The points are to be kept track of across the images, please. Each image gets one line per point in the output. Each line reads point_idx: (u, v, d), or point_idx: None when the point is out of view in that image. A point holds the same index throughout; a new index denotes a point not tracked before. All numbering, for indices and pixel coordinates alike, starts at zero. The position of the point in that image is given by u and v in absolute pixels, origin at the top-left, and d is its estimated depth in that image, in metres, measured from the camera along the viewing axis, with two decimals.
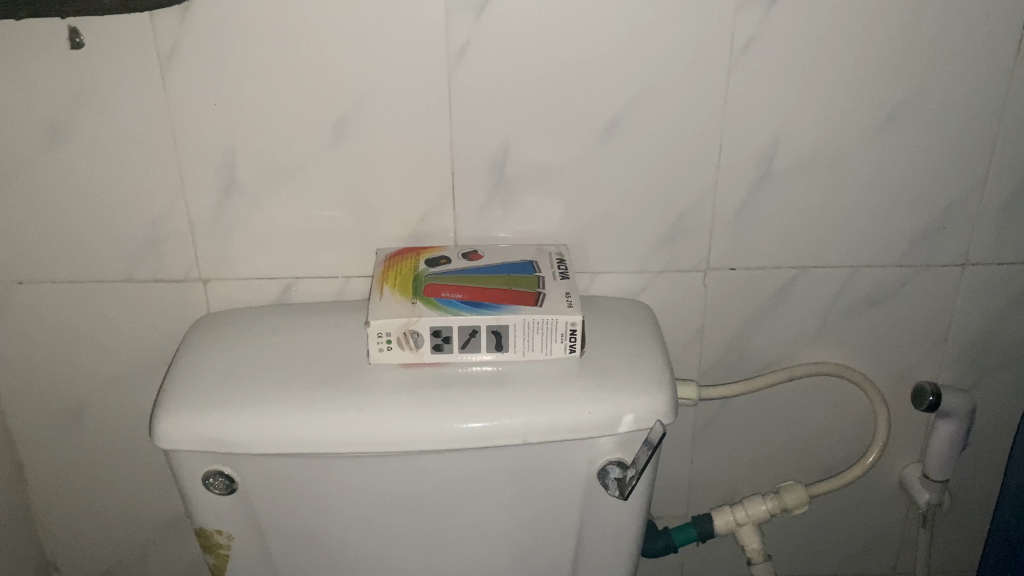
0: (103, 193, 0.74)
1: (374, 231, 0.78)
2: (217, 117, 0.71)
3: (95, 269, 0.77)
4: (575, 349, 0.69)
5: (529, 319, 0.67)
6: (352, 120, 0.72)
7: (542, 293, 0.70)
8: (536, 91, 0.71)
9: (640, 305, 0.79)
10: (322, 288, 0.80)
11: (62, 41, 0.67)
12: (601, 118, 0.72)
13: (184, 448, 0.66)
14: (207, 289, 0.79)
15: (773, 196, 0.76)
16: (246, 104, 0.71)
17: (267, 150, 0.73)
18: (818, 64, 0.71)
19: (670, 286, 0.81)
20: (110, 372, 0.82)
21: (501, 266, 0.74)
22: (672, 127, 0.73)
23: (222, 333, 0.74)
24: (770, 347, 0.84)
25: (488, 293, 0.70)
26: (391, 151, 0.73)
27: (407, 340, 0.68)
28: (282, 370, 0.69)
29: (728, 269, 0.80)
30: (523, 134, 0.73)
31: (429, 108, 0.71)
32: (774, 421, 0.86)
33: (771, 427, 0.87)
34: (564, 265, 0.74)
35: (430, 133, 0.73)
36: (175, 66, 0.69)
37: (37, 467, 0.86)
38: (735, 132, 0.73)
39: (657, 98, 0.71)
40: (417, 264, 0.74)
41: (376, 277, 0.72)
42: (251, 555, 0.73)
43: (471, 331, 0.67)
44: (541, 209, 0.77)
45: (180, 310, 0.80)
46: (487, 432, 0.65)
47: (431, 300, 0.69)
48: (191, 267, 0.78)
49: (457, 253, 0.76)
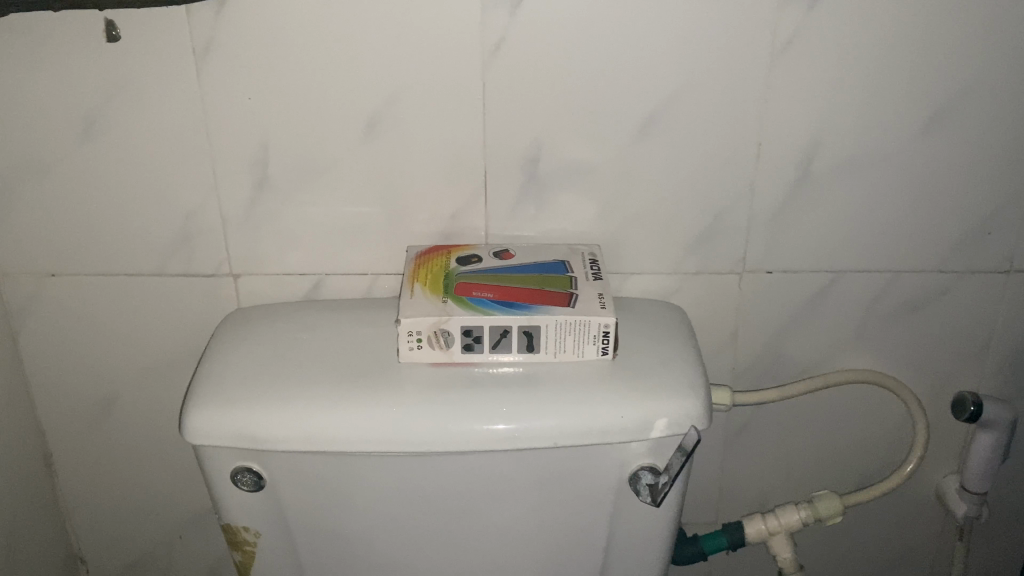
0: (137, 186, 0.74)
1: (406, 228, 0.77)
2: (250, 112, 0.71)
3: (127, 262, 0.77)
4: (607, 352, 0.68)
5: (561, 320, 0.66)
6: (385, 116, 0.71)
7: (575, 293, 0.69)
8: (571, 89, 0.70)
9: (673, 308, 0.77)
10: (351, 285, 0.80)
11: (98, 34, 0.67)
12: (638, 116, 0.71)
13: (213, 443, 0.66)
14: (237, 285, 0.79)
15: (812, 198, 0.75)
16: (279, 100, 0.70)
17: (299, 145, 0.72)
18: (861, 64, 0.69)
19: (705, 289, 0.79)
20: (140, 366, 0.82)
21: (533, 266, 0.73)
22: (710, 128, 0.71)
23: (252, 330, 0.74)
24: (806, 354, 0.82)
25: (520, 293, 0.69)
26: (425, 148, 0.73)
27: (438, 340, 0.67)
28: (311, 368, 0.69)
29: (765, 272, 0.78)
30: (559, 132, 0.72)
31: (463, 105, 0.71)
32: (809, 429, 0.84)
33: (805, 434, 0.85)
34: (597, 266, 0.73)
35: (464, 130, 0.72)
36: (210, 60, 0.69)
37: (67, 459, 0.86)
38: (774, 133, 0.72)
39: (695, 96, 0.70)
40: (448, 262, 0.73)
41: (406, 275, 0.72)
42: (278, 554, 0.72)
43: (502, 331, 0.67)
44: (575, 208, 0.76)
45: (211, 304, 0.80)
46: (518, 434, 0.64)
47: (463, 300, 0.68)
48: (222, 262, 0.77)
49: (489, 252, 0.75)
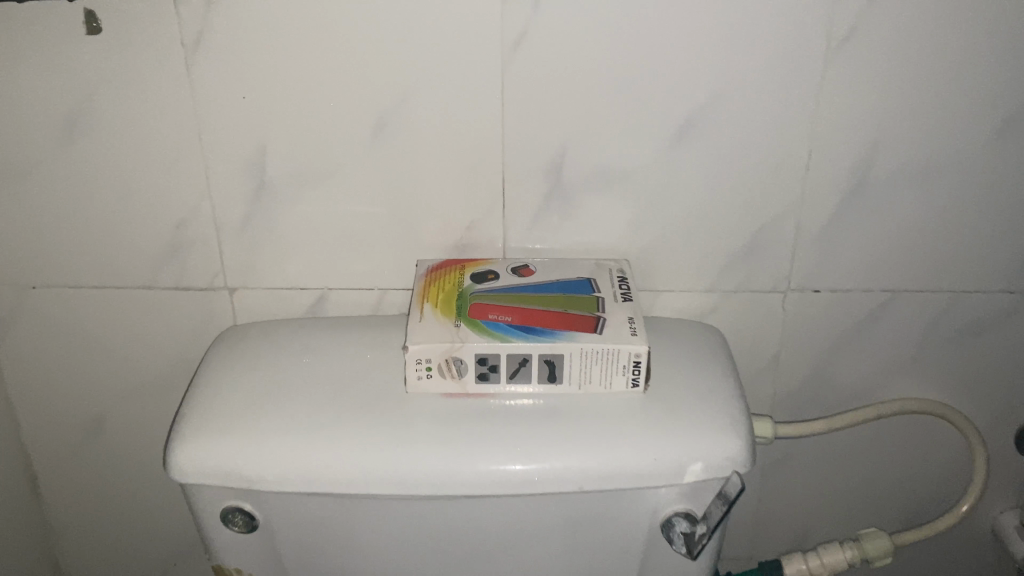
0: (122, 192, 0.68)
1: (416, 240, 0.70)
2: (246, 112, 0.64)
3: (114, 275, 0.71)
4: (638, 384, 0.61)
5: (587, 348, 0.59)
6: (394, 118, 0.64)
7: (602, 317, 0.62)
8: (601, 89, 0.63)
9: (709, 329, 0.70)
10: (356, 300, 0.73)
11: (77, 27, 0.61)
12: (675, 120, 0.64)
13: (202, 482, 0.60)
14: (233, 300, 0.72)
15: (866, 210, 0.67)
16: (277, 99, 0.64)
17: (299, 149, 0.66)
18: (929, 62, 0.61)
19: (745, 309, 0.72)
20: (131, 384, 0.76)
21: (555, 284, 0.66)
22: (754, 133, 0.64)
23: (247, 352, 0.68)
24: (855, 380, 0.74)
25: (541, 316, 0.62)
26: (437, 154, 0.66)
27: (450, 368, 0.60)
28: (311, 398, 0.62)
29: (812, 291, 0.70)
30: (586, 136, 0.65)
31: (479, 107, 0.64)
32: (855, 461, 0.77)
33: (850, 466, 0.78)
34: (626, 284, 0.66)
35: (481, 134, 0.65)
36: (201, 55, 0.62)
37: (54, 482, 0.80)
38: (826, 139, 0.64)
39: (739, 97, 0.62)
40: (461, 279, 0.66)
41: (415, 294, 0.65)
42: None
43: (521, 360, 0.60)
44: (602, 219, 0.69)
45: (205, 321, 0.73)
46: (538, 477, 0.58)
47: (478, 323, 0.61)
48: (217, 275, 0.71)
49: (506, 267, 0.68)
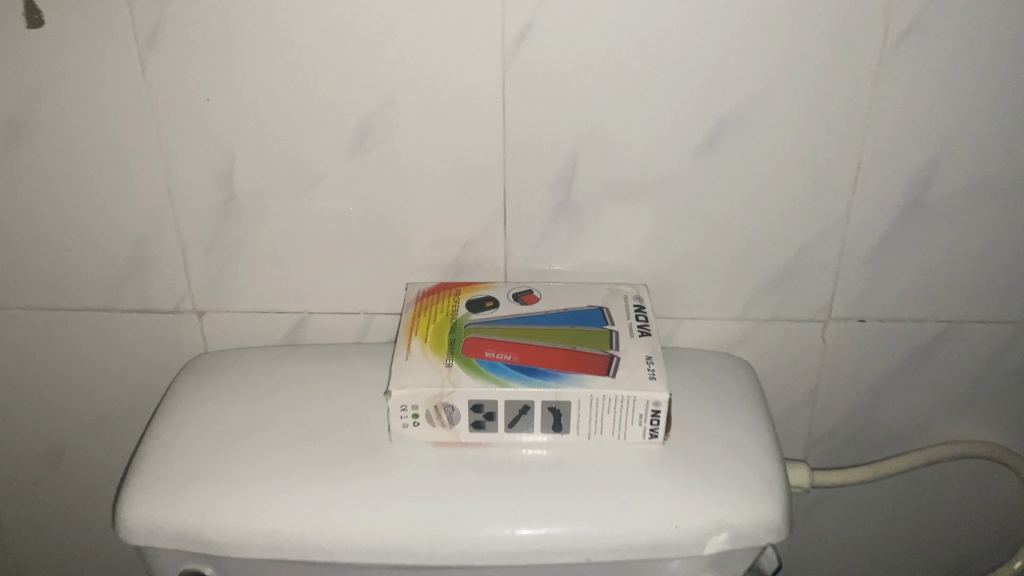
0: (76, 206, 0.60)
1: (407, 260, 0.62)
2: (211, 117, 0.56)
3: (71, 296, 0.64)
4: (656, 435, 0.53)
5: (597, 395, 0.51)
6: (380, 124, 0.56)
7: (616, 356, 0.54)
8: (617, 92, 0.54)
9: (737, 364, 0.62)
10: (341, 326, 0.65)
11: (16, 19, 0.53)
12: (702, 127, 0.55)
13: (156, 543, 0.53)
14: (203, 324, 0.65)
15: (922, 232, 0.58)
16: (246, 103, 0.56)
17: (273, 159, 0.58)
18: (1003, 62, 0.52)
19: (778, 340, 0.63)
20: (94, 413, 0.69)
21: (562, 315, 0.58)
22: (794, 143, 0.55)
23: (215, 387, 0.60)
24: (901, 419, 0.66)
25: (545, 355, 0.54)
26: (429, 164, 0.58)
27: (440, 416, 0.53)
28: (283, 446, 0.55)
29: (856, 321, 0.62)
30: (599, 145, 0.56)
31: (477, 113, 0.56)
32: (898, 507, 0.69)
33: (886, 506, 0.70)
34: (644, 315, 0.58)
35: (480, 142, 0.57)
36: (158, 52, 0.54)
37: (15, 514, 0.74)
38: (878, 150, 0.55)
39: (778, 102, 0.54)
40: (455, 308, 0.58)
41: (403, 325, 0.57)
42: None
43: (521, 408, 0.52)
44: (617, 238, 0.61)
45: (172, 347, 0.66)
46: (539, 548, 0.50)
47: (472, 363, 0.53)
48: (183, 297, 0.63)
49: (508, 293, 0.60)
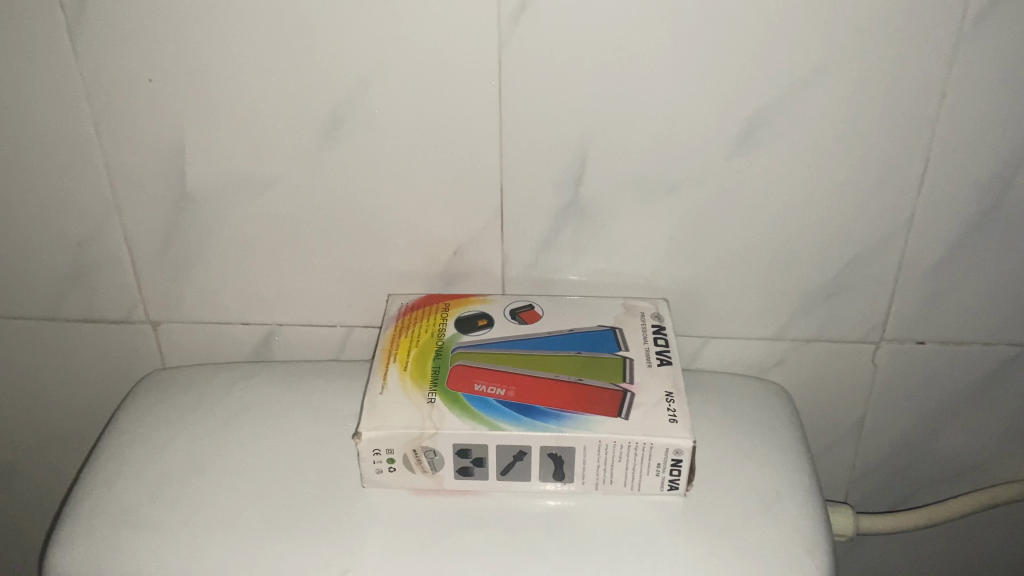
0: (7, 202, 0.52)
1: (389, 267, 0.54)
2: (155, 100, 0.48)
3: (9, 303, 0.56)
4: (677, 487, 0.45)
5: (607, 442, 0.43)
6: (353, 111, 0.48)
7: (629, 391, 0.45)
8: (636, 73, 0.45)
9: (771, 391, 0.54)
10: (316, 340, 0.57)
11: None
12: (739, 115, 0.46)
13: None
14: (159, 337, 0.57)
15: (997, 243, 0.49)
16: (196, 85, 0.47)
17: (229, 151, 0.49)
18: None
19: (820, 363, 0.55)
20: (44, 429, 0.62)
21: (567, 339, 0.49)
22: (847, 135, 0.46)
23: (168, 411, 0.52)
24: (960, 452, 0.57)
25: (545, 389, 0.45)
26: (412, 157, 0.49)
27: (420, 461, 0.45)
28: (240, 488, 0.47)
29: (913, 342, 0.53)
30: (614, 137, 0.47)
31: (468, 98, 0.47)
32: (942, 541, 0.62)
33: (935, 545, 0.63)
34: (664, 337, 0.49)
35: (472, 132, 0.48)
36: (88, 25, 0.45)
37: None
38: (949, 145, 0.46)
39: (830, 87, 0.45)
40: (443, 328, 0.50)
41: (380, 348, 0.49)
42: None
43: (516, 453, 0.44)
44: (634, 245, 0.52)
45: (124, 360, 0.58)
46: None
47: (459, 398, 0.45)
48: (135, 306, 0.55)
49: (505, 309, 0.52)
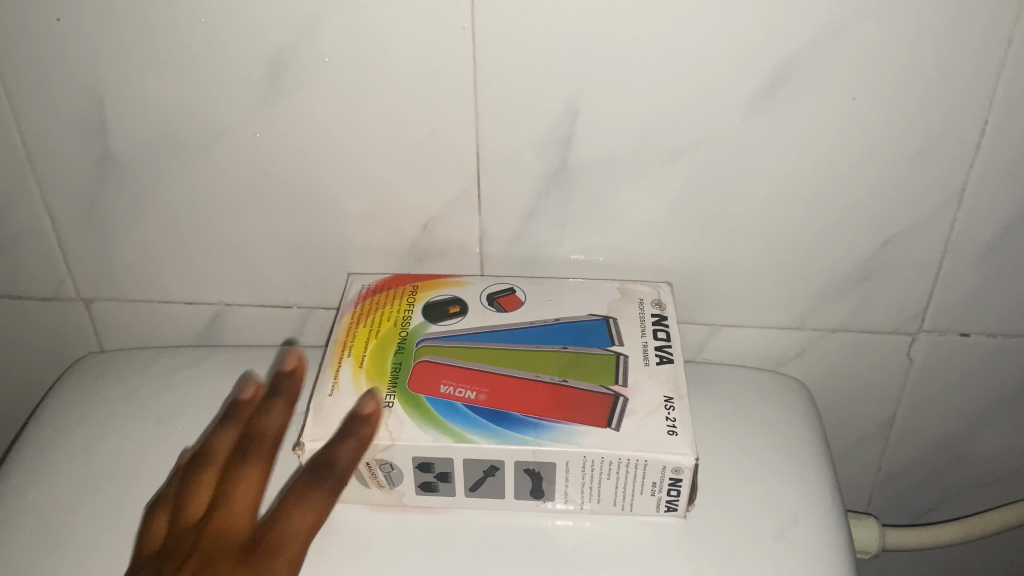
0: None
1: (350, 240, 0.47)
2: (64, 44, 0.40)
3: None
4: (676, 508, 0.38)
5: (593, 458, 0.36)
6: (300, 60, 0.40)
7: (622, 396, 0.38)
8: (639, 13, 0.37)
9: (787, 387, 0.47)
10: (270, 321, 0.52)
11: None
12: (761, 65, 0.38)
13: None
14: (92, 315, 0.52)
15: None
16: (111, 27, 0.39)
17: (158, 105, 0.42)
18: None
19: (842, 353, 0.49)
20: None
21: (552, 330, 0.42)
22: (890, 91, 0.39)
23: (100, 402, 0.46)
24: (997, 453, 0.53)
25: (523, 392, 0.39)
26: (371, 115, 0.42)
27: (375, 475, 0.38)
28: (173, 494, 0.41)
29: (953, 334, 0.47)
30: (610, 92, 0.40)
31: (435, 44, 0.39)
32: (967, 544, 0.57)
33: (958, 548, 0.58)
34: (664, 329, 0.42)
35: (441, 85, 0.40)
36: None
37: None
38: (1012, 104, 0.39)
39: (872, 32, 0.37)
40: (409, 316, 0.43)
41: (334, 338, 0.42)
42: (295, 538, 0.37)
43: (486, 468, 0.37)
44: (633, 217, 0.44)
45: (57, 337, 0.53)
46: None
47: (421, 402, 0.38)
48: (63, 281, 0.50)
49: (482, 293, 0.45)
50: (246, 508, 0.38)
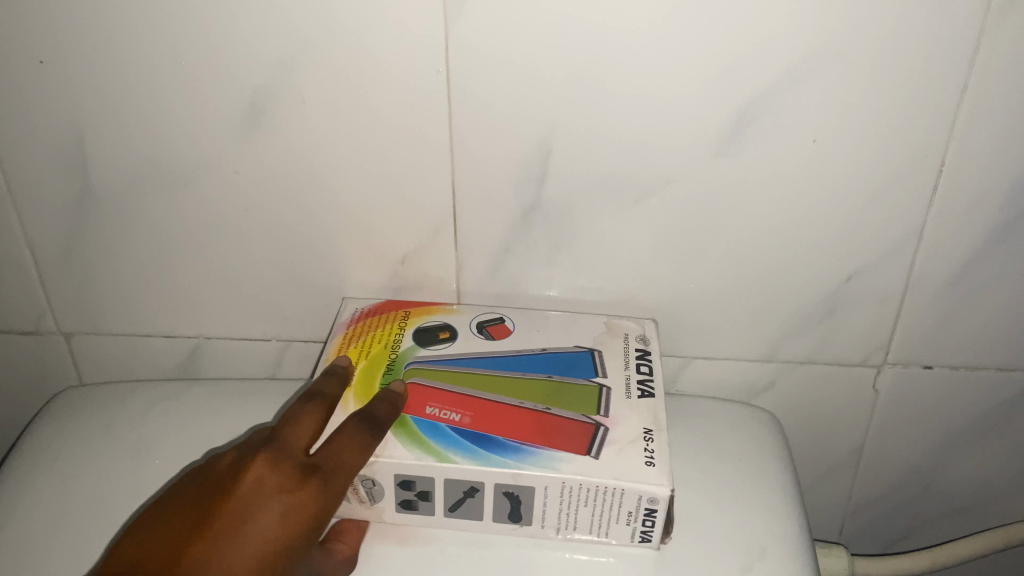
0: None
1: (330, 275, 0.48)
2: (48, 86, 0.41)
3: None
4: (650, 539, 0.39)
5: (571, 483, 0.37)
6: (281, 103, 0.41)
7: (603, 426, 0.39)
8: (609, 55, 0.38)
9: (757, 418, 0.48)
10: (250, 354, 0.52)
11: None
12: (727, 107, 0.40)
13: None
14: (72, 347, 0.52)
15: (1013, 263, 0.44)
16: (96, 69, 0.41)
17: (141, 144, 0.43)
18: None
19: (811, 386, 0.50)
20: None
21: (537, 360, 0.43)
22: (848, 135, 0.40)
23: (77, 436, 0.47)
24: (962, 482, 0.54)
25: (507, 417, 0.39)
26: (351, 155, 0.43)
27: (357, 489, 0.39)
28: None
29: (917, 367, 0.49)
30: (581, 135, 0.41)
31: (411, 89, 0.40)
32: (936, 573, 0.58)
33: None
34: (647, 364, 0.43)
35: (418, 127, 0.41)
36: None
37: None
38: (964, 148, 0.40)
39: (827, 80, 0.39)
40: (399, 339, 0.44)
41: (325, 356, 0.43)
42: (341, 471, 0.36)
43: (466, 489, 0.38)
44: (607, 254, 0.46)
45: (37, 370, 0.53)
46: None
47: (406, 422, 0.39)
48: (43, 315, 0.50)
49: (470, 323, 0.46)
50: (305, 433, 0.38)
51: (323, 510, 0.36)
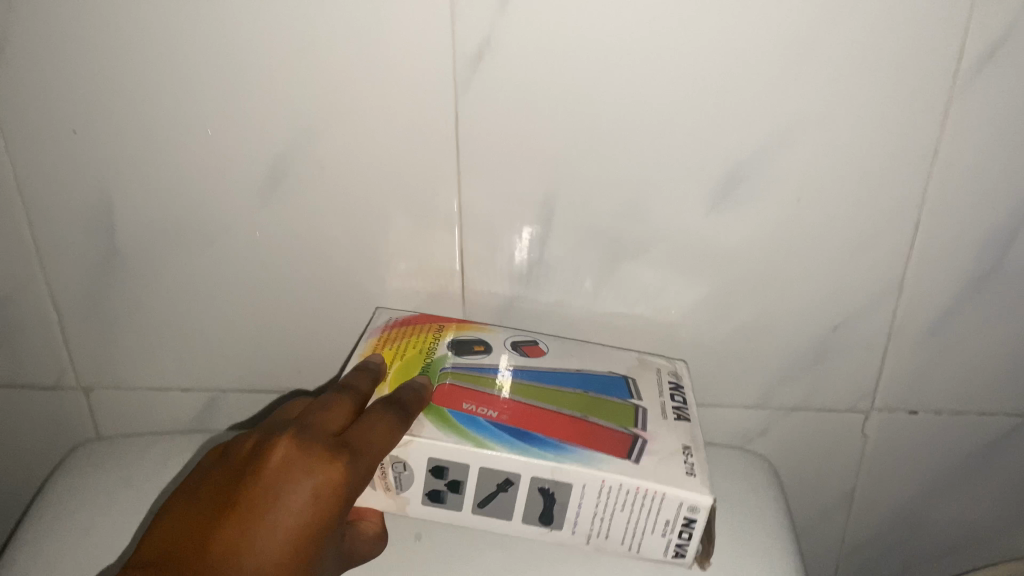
0: None
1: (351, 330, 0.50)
2: (88, 152, 0.43)
3: None
4: (683, 555, 0.40)
5: (612, 483, 0.38)
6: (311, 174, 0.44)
7: (641, 438, 0.40)
8: (616, 130, 0.42)
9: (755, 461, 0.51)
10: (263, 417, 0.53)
11: None
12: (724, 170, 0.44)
13: None
14: (92, 403, 0.53)
15: (984, 316, 0.48)
16: (138, 137, 0.43)
17: (174, 207, 0.45)
18: None
19: (804, 430, 0.53)
20: None
21: (574, 377, 0.45)
22: (831, 197, 0.44)
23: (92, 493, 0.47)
24: (945, 522, 0.57)
25: (547, 420, 0.41)
26: (375, 220, 0.46)
27: (386, 475, 0.40)
28: None
29: (903, 411, 0.52)
30: (590, 201, 0.45)
31: (434, 161, 0.43)
32: None
33: None
34: (680, 396, 0.45)
35: (440, 194, 0.45)
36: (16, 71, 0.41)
37: None
38: (935, 212, 0.45)
39: (811, 149, 0.43)
40: (434, 346, 0.45)
41: (357, 354, 0.44)
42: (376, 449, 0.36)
43: (502, 480, 0.39)
44: (615, 306, 0.49)
45: (54, 426, 0.53)
46: None
47: (447, 415, 0.40)
48: (65, 371, 0.51)
49: (506, 339, 0.47)
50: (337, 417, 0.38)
51: (352, 483, 0.35)
